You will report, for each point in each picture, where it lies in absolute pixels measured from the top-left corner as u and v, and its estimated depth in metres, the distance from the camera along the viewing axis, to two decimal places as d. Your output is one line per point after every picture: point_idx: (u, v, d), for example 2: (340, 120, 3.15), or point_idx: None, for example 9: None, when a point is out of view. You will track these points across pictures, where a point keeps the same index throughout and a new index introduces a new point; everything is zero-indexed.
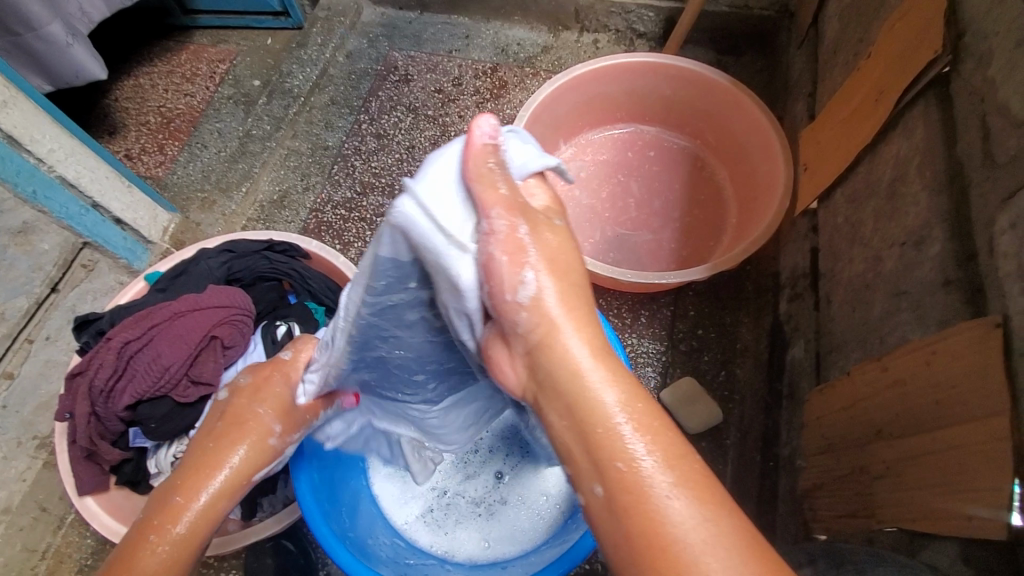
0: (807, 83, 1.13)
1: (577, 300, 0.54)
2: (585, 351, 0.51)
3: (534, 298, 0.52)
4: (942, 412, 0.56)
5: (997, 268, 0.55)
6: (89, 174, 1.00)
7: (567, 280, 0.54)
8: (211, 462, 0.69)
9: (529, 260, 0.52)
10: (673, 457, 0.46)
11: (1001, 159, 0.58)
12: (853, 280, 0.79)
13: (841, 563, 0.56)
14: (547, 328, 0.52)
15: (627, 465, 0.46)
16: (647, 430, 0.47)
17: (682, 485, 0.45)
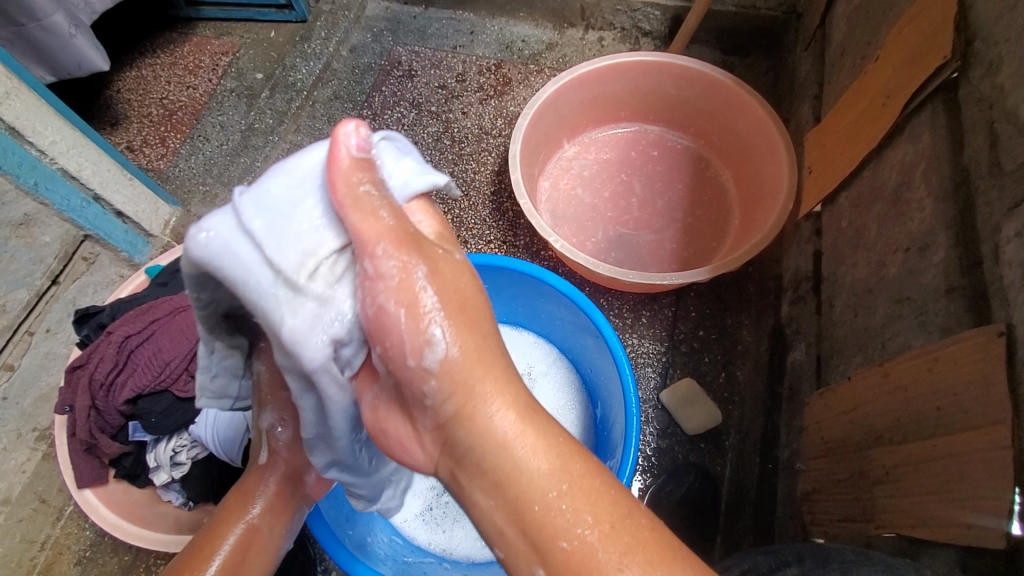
0: (813, 85, 1.13)
1: (492, 353, 0.49)
2: (504, 406, 0.48)
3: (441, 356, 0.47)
4: (943, 419, 0.56)
5: (1003, 276, 0.55)
6: (91, 166, 0.99)
7: (476, 323, 0.49)
8: (254, 479, 0.69)
9: (429, 305, 0.47)
10: (599, 501, 0.45)
11: (1008, 167, 0.57)
12: (856, 284, 0.79)
13: (825, 560, 0.56)
14: (459, 385, 0.47)
15: (552, 520, 0.45)
16: (575, 476, 0.46)
17: (614, 536, 0.44)
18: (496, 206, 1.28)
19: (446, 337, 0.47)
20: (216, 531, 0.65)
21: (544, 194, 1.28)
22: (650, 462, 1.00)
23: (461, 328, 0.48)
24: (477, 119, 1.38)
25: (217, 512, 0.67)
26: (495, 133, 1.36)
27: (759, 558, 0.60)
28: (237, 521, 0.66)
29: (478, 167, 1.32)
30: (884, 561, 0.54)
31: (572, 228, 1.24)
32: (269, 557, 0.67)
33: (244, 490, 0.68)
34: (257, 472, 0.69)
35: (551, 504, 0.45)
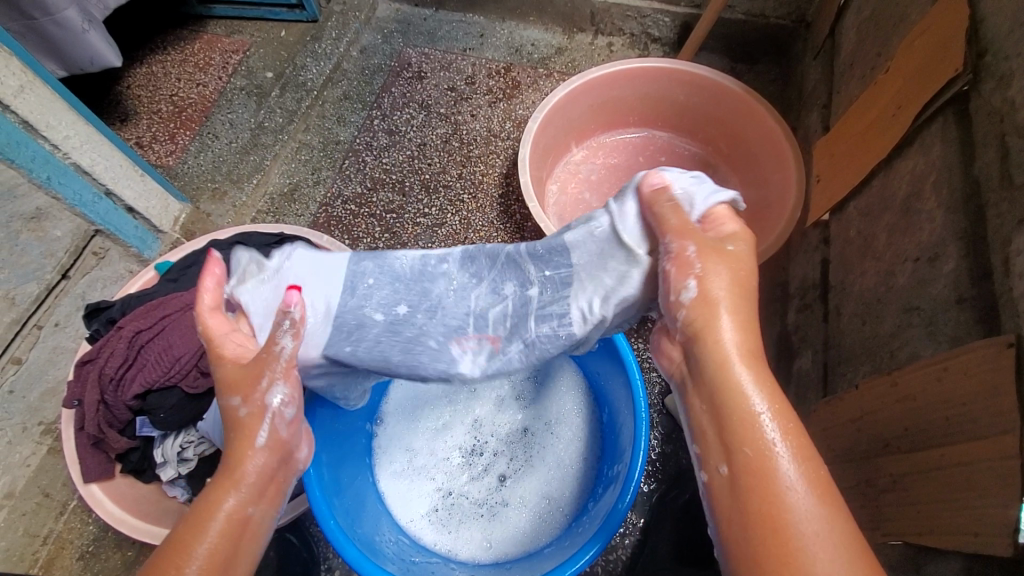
0: (821, 94, 1.14)
1: (745, 306, 0.56)
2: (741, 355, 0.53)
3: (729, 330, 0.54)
4: (951, 428, 0.57)
5: (1012, 288, 0.56)
6: (103, 162, 1.00)
7: (745, 309, 0.56)
8: (239, 445, 0.61)
9: (693, 275, 0.57)
10: (827, 493, 0.47)
11: (1019, 180, 0.58)
12: (864, 293, 0.80)
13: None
14: (715, 345, 0.54)
15: (785, 491, 0.47)
16: (801, 455, 0.49)
17: (834, 515, 0.46)
18: (504, 209, 1.28)
19: (727, 306, 0.55)
20: (205, 511, 0.57)
21: (551, 197, 1.28)
22: (655, 467, 1.00)
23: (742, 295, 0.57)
24: (486, 122, 1.39)
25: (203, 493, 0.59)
26: (504, 135, 1.37)
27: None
28: (222, 500, 0.58)
29: (487, 169, 1.33)
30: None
31: None
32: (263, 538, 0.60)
33: (228, 469, 0.60)
34: (241, 441, 0.61)
35: (787, 480, 0.47)
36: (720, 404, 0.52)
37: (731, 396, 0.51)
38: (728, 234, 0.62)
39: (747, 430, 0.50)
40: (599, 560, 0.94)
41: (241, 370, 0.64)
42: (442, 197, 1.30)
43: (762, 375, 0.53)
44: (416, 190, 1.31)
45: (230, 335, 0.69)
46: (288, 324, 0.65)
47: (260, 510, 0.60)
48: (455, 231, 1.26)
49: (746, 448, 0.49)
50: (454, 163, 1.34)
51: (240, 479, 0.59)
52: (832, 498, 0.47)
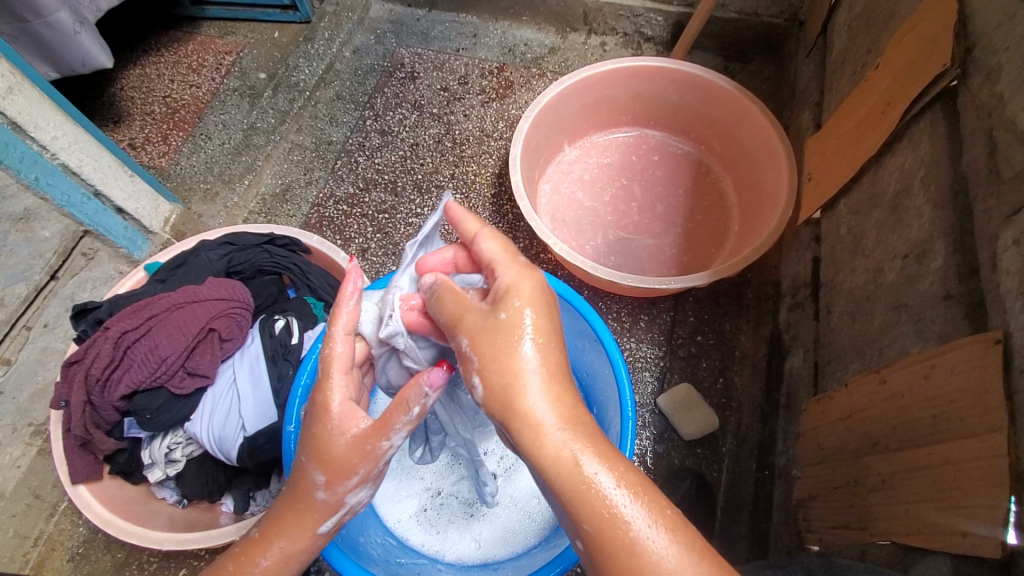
0: (813, 92, 1.13)
1: (540, 361, 0.53)
2: (556, 418, 0.50)
3: (538, 408, 0.51)
4: (940, 426, 0.56)
5: (1000, 284, 0.55)
6: (92, 163, 1.00)
7: (554, 363, 0.53)
8: (296, 511, 0.62)
9: (474, 368, 0.54)
10: (681, 531, 0.47)
11: (1006, 174, 0.57)
12: (854, 291, 0.79)
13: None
14: (529, 423, 0.50)
15: (644, 552, 0.46)
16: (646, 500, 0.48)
17: (695, 553, 0.46)
18: (496, 209, 1.28)
19: (535, 373, 0.52)
20: (245, 562, 0.60)
21: (543, 197, 1.28)
22: (647, 467, 1.00)
23: (546, 348, 0.54)
24: (478, 122, 1.38)
25: (254, 534, 0.62)
26: (497, 135, 1.36)
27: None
28: (261, 561, 0.61)
29: (479, 169, 1.33)
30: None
31: (572, 232, 1.24)
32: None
33: (279, 530, 0.62)
34: (303, 511, 0.62)
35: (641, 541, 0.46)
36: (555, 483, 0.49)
37: (561, 471, 0.49)
38: (511, 288, 0.57)
39: (588, 503, 0.48)
40: None
41: (344, 451, 0.60)
42: (434, 197, 1.30)
43: (584, 426, 0.51)
44: (408, 190, 1.31)
45: (348, 396, 0.61)
46: (406, 424, 0.59)
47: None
48: None
49: (592, 520, 0.47)
50: (446, 163, 1.33)
51: (289, 553, 0.62)
52: (684, 536, 0.47)
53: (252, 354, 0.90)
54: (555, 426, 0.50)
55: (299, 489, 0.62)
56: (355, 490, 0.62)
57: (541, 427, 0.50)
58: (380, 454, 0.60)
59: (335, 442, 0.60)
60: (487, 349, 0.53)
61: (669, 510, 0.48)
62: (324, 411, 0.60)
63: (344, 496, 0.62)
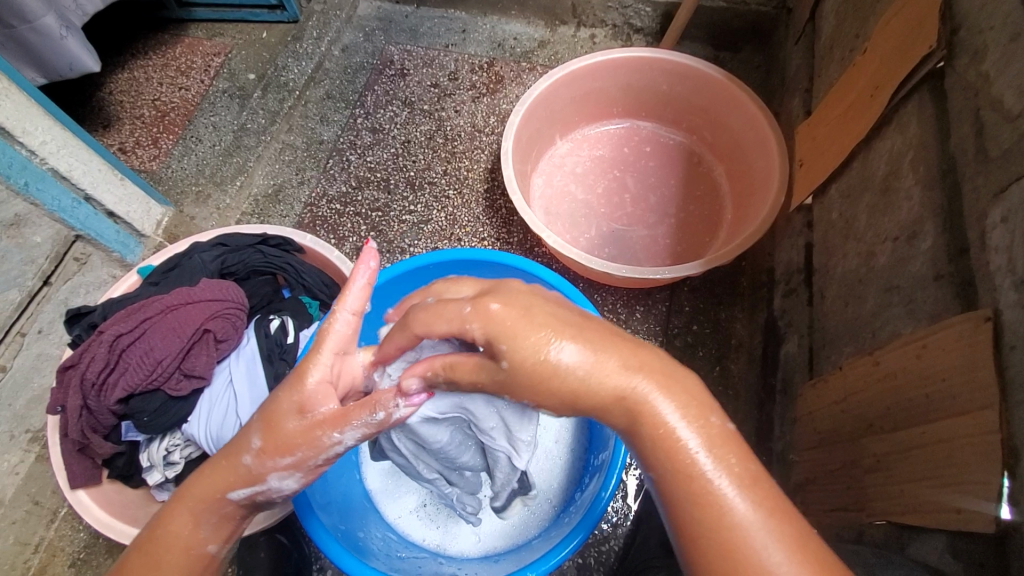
0: (803, 79, 1.13)
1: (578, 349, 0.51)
2: (623, 383, 0.50)
3: (600, 385, 0.51)
4: (932, 405, 0.56)
5: (989, 263, 0.55)
6: (81, 167, 0.99)
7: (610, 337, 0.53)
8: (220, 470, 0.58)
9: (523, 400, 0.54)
10: (755, 483, 0.48)
11: (993, 153, 0.58)
12: (847, 275, 0.79)
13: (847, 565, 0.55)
14: (597, 398, 0.51)
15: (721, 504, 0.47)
16: (718, 451, 0.49)
17: (765, 508, 0.47)
18: (490, 204, 1.28)
19: (586, 358, 0.51)
20: (156, 525, 0.59)
21: (537, 191, 1.28)
22: None
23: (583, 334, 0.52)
24: (469, 117, 1.38)
25: (172, 494, 0.60)
26: (488, 130, 1.36)
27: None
28: (173, 526, 0.58)
29: (471, 164, 1.32)
30: (906, 564, 0.52)
31: (565, 225, 1.24)
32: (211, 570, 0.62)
33: (189, 492, 0.59)
34: (227, 471, 0.58)
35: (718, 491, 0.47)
36: (636, 440, 0.51)
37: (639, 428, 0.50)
38: (496, 324, 0.51)
39: (665, 460, 0.49)
40: (592, 551, 0.94)
41: (297, 429, 0.57)
42: (427, 194, 1.30)
43: (653, 381, 0.51)
44: (401, 188, 1.31)
45: (329, 378, 0.58)
46: (365, 424, 0.57)
47: (211, 548, 0.60)
48: (441, 228, 1.26)
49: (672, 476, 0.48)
50: (438, 160, 1.33)
51: (198, 514, 0.59)
52: (754, 483, 0.48)
53: (248, 354, 0.90)
54: (622, 392, 0.50)
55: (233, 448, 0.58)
56: (287, 474, 0.59)
57: (608, 397, 0.51)
58: (326, 444, 0.58)
59: (289, 418, 0.57)
60: (523, 376, 0.51)
61: (745, 458, 0.49)
62: (298, 380, 0.57)
63: (269, 473, 0.58)
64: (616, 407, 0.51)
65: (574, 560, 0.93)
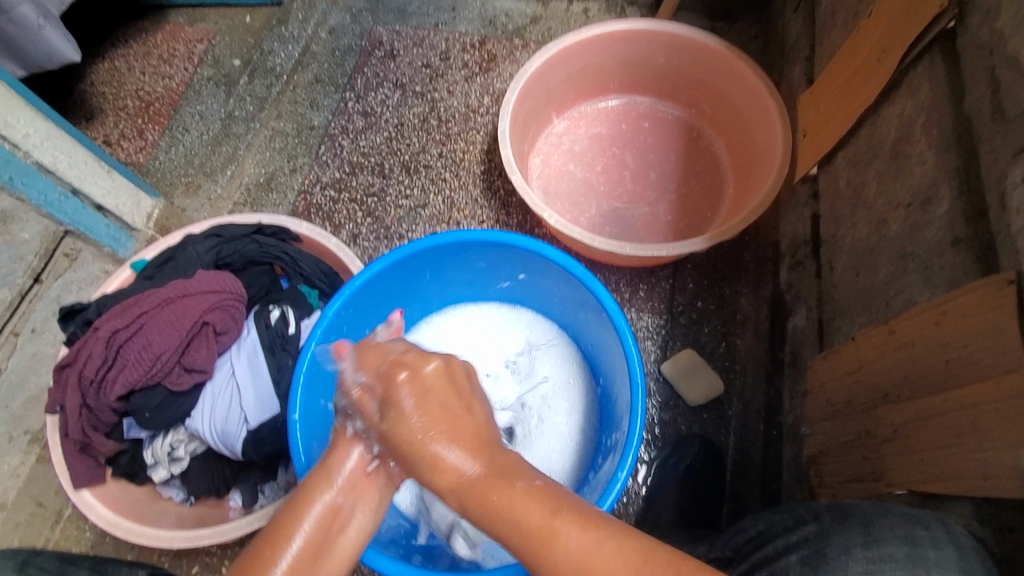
0: (804, 47, 1.11)
1: (436, 410, 0.56)
2: (466, 463, 0.53)
3: (458, 467, 0.53)
4: (954, 372, 0.55)
5: (1010, 224, 0.54)
6: (66, 159, 0.96)
7: (452, 410, 0.56)
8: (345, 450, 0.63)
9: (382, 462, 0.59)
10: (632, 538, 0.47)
11: (1011, 113, 0.56)
12: (857, 244, 0.78)
13: (843, 514, 0.54)
14: (453, 478, 0.53)
15: (592, 563, 0.46)
16: (573, 522, 0.48)
17: (636, 556, 0.46)
18: (487, 185, 1.26)
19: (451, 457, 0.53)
20: (293, 515, 0.56)
21: (535, 170, 1.25)
22: (653, 435, 1.00)
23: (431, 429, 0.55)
24: (463, 98, 1.35)
25: (300, 488, 0.59)
26: (483, 111, 1.33)
27: (775, 518, 0.59)
28: (322, 494, 0.58)
29: (467, 146, 1.30)
30: (903, 512, 0.52)
31: (565, 204, 1.22)
32: (363, 534, 0.58)
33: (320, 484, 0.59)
34: (347, 442, 0.62)
35: (581, 558, 0.46)
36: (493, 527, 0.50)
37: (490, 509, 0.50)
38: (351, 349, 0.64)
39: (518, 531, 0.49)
40: None
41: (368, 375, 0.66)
42: (423, 177, 1.27)
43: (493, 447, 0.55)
44: (396, 172, 1.28)
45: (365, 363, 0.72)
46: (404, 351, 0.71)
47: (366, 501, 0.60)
48: (439, 212, 1.24)
49: (537, 557, 0.48)
50: (433, 142, 1.30)
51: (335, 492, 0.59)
52: (622, 544, 0.47)
53: (249, 345, 0.87)
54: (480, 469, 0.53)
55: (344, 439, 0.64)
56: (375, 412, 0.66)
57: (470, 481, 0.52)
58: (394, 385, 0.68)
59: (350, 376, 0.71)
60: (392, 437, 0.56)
61: (612, 529, 0.48)
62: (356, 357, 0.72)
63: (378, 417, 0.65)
64: (468, 489, 0.52)
65: None
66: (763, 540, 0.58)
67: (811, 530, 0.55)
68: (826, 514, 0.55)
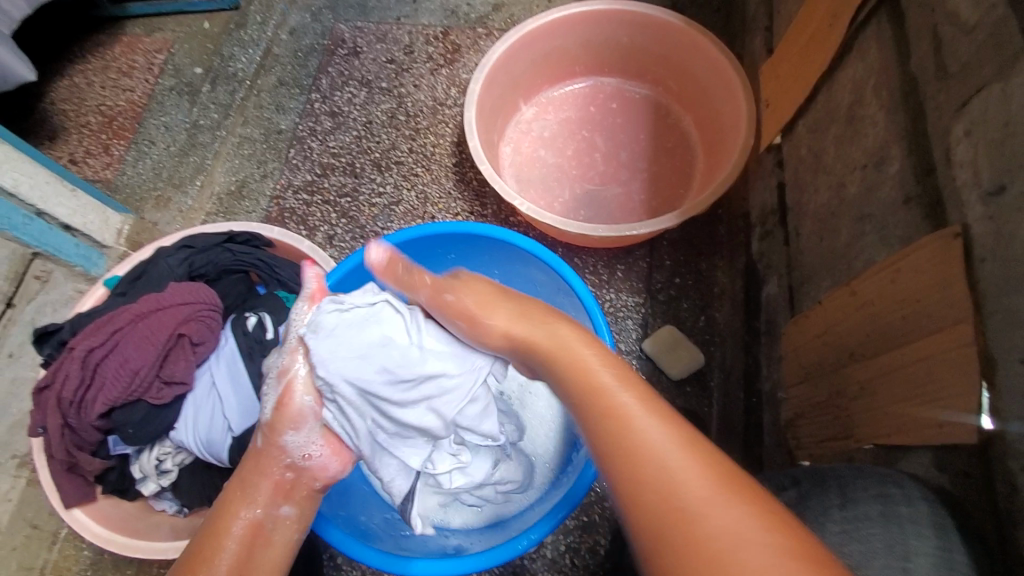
0: (763, 17, 1.12)
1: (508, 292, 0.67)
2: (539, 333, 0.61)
3: (505, 331, 0.64)
4: (909, 326, 0.57)
5: (955, 178, 0.55)
6: (28, 180, 0.95)
7: (484, 296, 0.66)
8: (257, 468, 0.69)
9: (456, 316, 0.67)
10: (700, 450, 0.46)
11: (952, 68, 0.57)
12: (819, 210, 0.79)
13: (823, 479, 0.56)
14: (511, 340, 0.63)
15: (655, 451, 0.47)
16: (654, 413, 0.50)
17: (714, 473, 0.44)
18: (460, 177, 1.26)
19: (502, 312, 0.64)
20: (223, 532, 0.65)
21: (506, 159, 1.25)
22: None
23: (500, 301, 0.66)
24: (430, 91, 1.34)
25: (214, 511, 0.67)
26: (450, 103, 1.33)
27: None
28: (244, 510, 0.66)
29: (437, 139, 1.29)
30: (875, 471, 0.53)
31: (538, 190, 1.22)
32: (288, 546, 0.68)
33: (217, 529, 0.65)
34: (257, 467, 0.69)
35: (650, 441, 0.47)
36: (566, 386, 0.56)
37: (567, 372, 0.56)
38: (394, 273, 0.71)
39: (592, 403, 0.52)
40: (596, 509, 0.93)
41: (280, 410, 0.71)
42: (395, 173, 1.27)
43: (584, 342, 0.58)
44: (367, 170, 1.27)
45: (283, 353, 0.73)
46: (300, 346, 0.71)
47: (285, 509, 0.69)
48: (413, 207, 1.24)
49: (609, 434, 0.49)
50: (403, 137, 1.30)
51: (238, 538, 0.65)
52: (688, 443, 0.47)
53: (227, 354, 0.87)
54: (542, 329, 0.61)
55: (250, 456, 0.71)
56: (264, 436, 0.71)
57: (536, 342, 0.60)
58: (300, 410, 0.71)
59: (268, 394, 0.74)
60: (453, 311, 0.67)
61: (679, 427, 0.48)
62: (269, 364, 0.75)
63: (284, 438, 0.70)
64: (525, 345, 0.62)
65: (579, 520, 0.93)
66: None
67: (793, 496, 0.56)
68: (807, 480, 0.57)
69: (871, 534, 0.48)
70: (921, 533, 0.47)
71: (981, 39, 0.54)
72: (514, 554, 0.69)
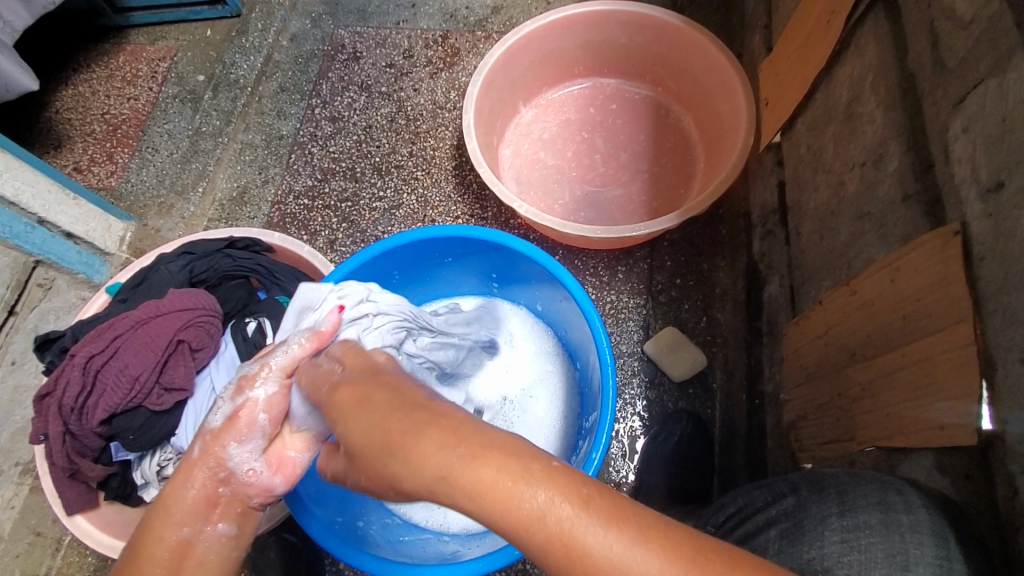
0: (761, 15, 1.11)
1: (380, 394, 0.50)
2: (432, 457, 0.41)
3: (412, 445, 0.43)
4: (909, 328, 0.56)
5: (953, 175, 0.54)
6: (29, 190, 0.96)
7: (371, 412, 0.48)
8: (183, 480, 0.59)
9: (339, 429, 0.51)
10: (658, 539, 0.37)
11: (950, 63, 0.56)
12: (819, 208, 0.78)
13: (821, 486, 0.55)
14: (403, 469, 0.42)
15: (625, 569, 0.36)
16: (593, 499, 0.38)
17: (687, 562, 0.36)
18: (459, 180, 1.26)
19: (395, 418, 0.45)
20: (143, 556, 0.54)
21: (505, 161, 1.25)
22: (641, 416, 1.00)
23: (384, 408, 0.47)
24: (429, 94, 1.34)
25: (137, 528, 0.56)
26: (450, 106, 1.33)
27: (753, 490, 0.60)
28: (169, 530, 0.56)
29: (437, 143, 1.30)
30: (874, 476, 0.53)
31: (538, 193, 1.22)
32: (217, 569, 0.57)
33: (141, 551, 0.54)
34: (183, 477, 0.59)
35: (603, 549, 0.36)
36: (488, 525, 0.40)
37: (468, 500, 0.40)
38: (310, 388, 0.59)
39: (529, 541, 0.38)
40: None
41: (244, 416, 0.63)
42: (395, 177, 1.27)
43: (464, 441, 0.41)
44: (367, 174, 1.28)
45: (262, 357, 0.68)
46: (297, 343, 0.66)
47: (220, 525, 0.58)
48: (413, 211, 1.24)
49: (553, 558, 0.37)
50: (402, 141, 1.30)
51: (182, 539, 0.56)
52: (654, 542, 0.37)
53: (227, 360, 0.88)
54: (434, 475, 0.41)
55: (178, 470, 0.60)
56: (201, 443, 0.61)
57: (450, 474, 0.40)
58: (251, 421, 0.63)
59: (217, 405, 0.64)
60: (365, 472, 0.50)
61: (621, 506, 0.38)
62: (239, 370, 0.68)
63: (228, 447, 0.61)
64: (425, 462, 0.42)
65: None
66: (740, 512, 0.58)
67: (789, 504, 0.55)
68: (806, 488, 0.56)
69: (871, 543, 0.49)
70: (922, 543, 0.48)
71: (978, 32, 0.53)
72: (510, 559, 0.68)
